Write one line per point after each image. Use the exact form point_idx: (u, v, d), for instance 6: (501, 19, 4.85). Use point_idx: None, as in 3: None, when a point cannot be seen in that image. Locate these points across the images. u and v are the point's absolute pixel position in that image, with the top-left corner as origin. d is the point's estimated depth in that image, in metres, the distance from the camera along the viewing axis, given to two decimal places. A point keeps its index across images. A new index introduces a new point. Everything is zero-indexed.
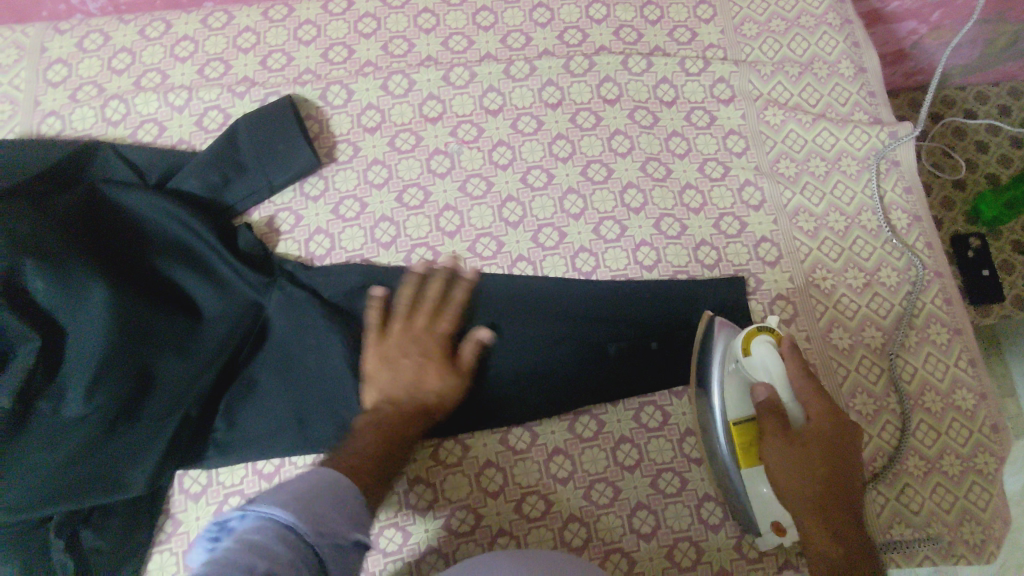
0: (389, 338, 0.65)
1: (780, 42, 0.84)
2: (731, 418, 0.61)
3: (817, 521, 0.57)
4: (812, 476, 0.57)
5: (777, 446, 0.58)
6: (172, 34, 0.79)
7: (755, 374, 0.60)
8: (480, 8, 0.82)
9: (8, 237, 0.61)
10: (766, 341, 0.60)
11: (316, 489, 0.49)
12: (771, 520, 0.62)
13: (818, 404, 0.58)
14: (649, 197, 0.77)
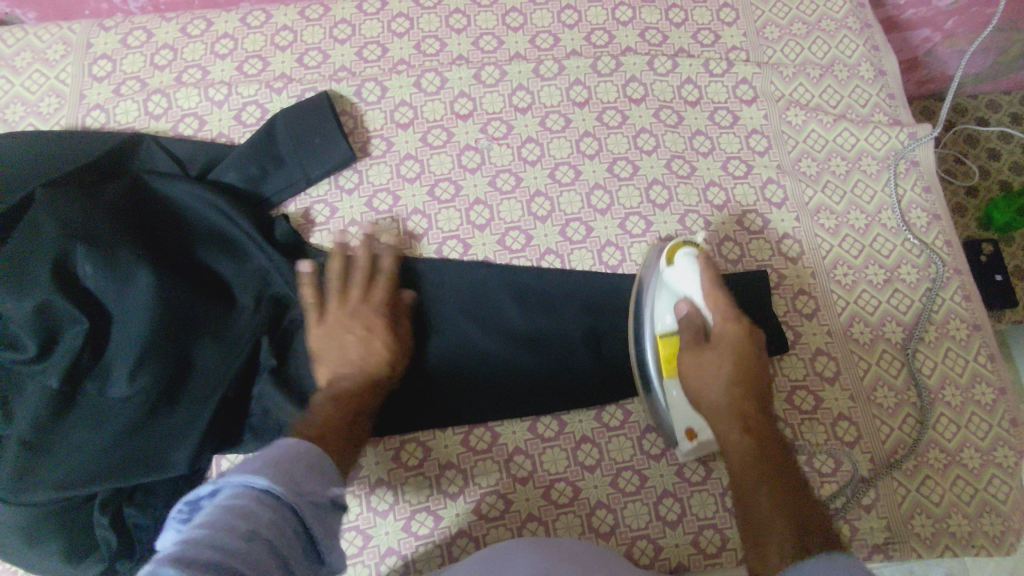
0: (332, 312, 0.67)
1: (802, 45, 0.86)
2: (658, 331, 0.66)
3: (732, 416, 0.60)
4: (720, 379, 0.62)
5: (693, 356, 0.63)
6: (213, 33, 0.81)
7: (677, 285, 0.66)
8: (509, 10, 0.85)
9: (60, 222, 0.64)
10: (690, 254, 0.66)
11: (289, 456, 0.47)
12: (686, 424, 0.66)
13: (728, 316, 0.64)
14: (674, 194, 0.79)
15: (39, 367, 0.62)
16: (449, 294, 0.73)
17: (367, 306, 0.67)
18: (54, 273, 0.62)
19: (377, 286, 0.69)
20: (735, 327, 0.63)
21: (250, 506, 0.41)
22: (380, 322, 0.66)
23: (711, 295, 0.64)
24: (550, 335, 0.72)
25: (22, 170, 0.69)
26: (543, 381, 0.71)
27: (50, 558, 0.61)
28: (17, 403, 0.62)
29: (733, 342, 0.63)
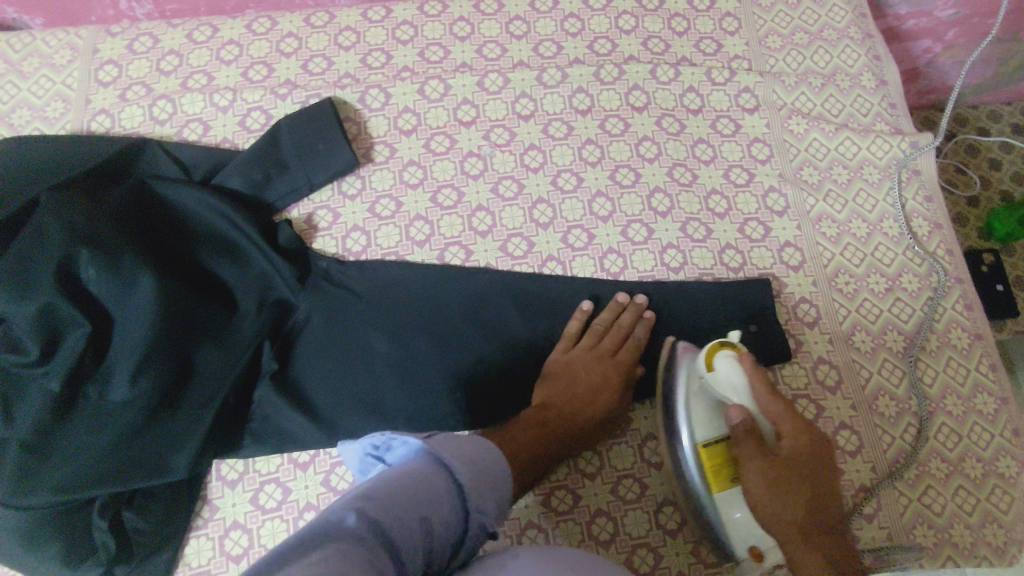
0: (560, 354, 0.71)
1: (804, 55, 0.86)
2: (699, 441, 0.60)
3: (797, 539, 0.55)
4: (784, 506, 0.56)
5: (753, 472, 0.57)
6: (218, 39, 0.82)
7: (720, 390, 0.61)
8: (513, 18, 0.85)
9: (64, 226, 0.64)
10: (730, 357, 0.61)
11: (486, 457, 0.52)
12: (748, 545, 0.59)
13: (784, 421, 0.57)
14: (676, 201, 0.79)
15: (39, 370, 0.62)
16: (450, 300, 0.73)
17: (608, 363, 0.70)
18: (57, 276, 0.62)
19: (609, 339, 0.71)
20: (798, 436, 0.57)
21: (430, 486, 0.47)
22: (619, 380, 0.69)
23: (762, 399, 0.58)
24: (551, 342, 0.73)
25: (26, 173, 0.69)
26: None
27: (46, 564, 0.60)
28: (16, 406, 0.62)
29: (797, 453, 0.57)
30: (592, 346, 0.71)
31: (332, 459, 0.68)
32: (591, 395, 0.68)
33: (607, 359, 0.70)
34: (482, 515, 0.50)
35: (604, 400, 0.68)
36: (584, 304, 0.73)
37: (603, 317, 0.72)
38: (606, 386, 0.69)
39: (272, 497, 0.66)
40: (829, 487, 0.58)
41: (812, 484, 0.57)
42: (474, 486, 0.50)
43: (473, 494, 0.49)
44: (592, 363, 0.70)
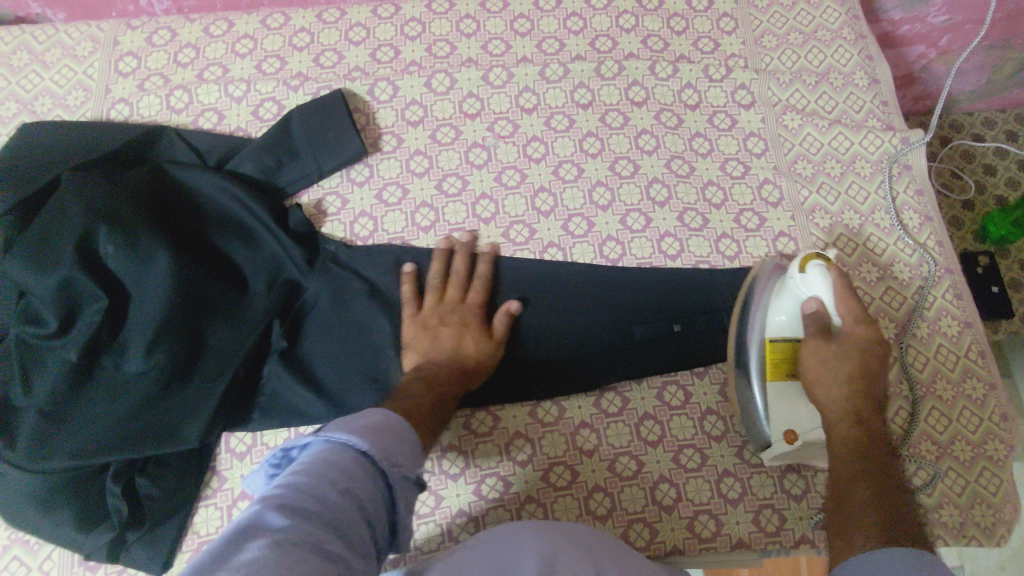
0: (425, 309, 0.70)
1: (798, 53, 0.89)
2: (768, 334, 0.69)
3: (846, 418, 0.63)
4: (833, 382, 0.64)
5: (817, 352, 0.66)
6: (234, 33, 0.85)
7: (802, 291, 0.68)
8: (517, 16, 0.88)
9: (85, 204, 0.66)
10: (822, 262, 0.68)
11: (385, 426, 0.49)
12: (784, 429, 0.68)
13: (856, 316, 0.66)
14: (673, 192, 0.82)
15: (58, 342, 0.65)
16: None
17: (460, 304, 0.71)
18: (78, 251, 0.65)
19: (453, 286, 0.72)
20: (863, 333, 0.66)
21: (340, 462, 0.44)
22: (478, 318, 0.70)
23: (844, 297, 0.66)
24: (552, 321, 0.74)
25: (47, 155, 0.71)
26: (544, 365, 0.73)
27: (62, 528, 0.62)
28: (34, 378, 0.64)
29: (859, 343, 0.66)
30: (439, 295, 0.72)
31: None
32: (459, 337, 0.68)
33: (457, 302, 0.71)
34: (403, 468, 0.47)
35: (474, 338, 0.68)
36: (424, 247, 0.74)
37: (437, 267, 0.73)
38: (468, 324, 0.69)
39: None
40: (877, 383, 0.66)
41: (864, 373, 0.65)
42: (382, 446, 0.46)
43: (386, 453, 0.47)
44: (447, 311, 0.70)
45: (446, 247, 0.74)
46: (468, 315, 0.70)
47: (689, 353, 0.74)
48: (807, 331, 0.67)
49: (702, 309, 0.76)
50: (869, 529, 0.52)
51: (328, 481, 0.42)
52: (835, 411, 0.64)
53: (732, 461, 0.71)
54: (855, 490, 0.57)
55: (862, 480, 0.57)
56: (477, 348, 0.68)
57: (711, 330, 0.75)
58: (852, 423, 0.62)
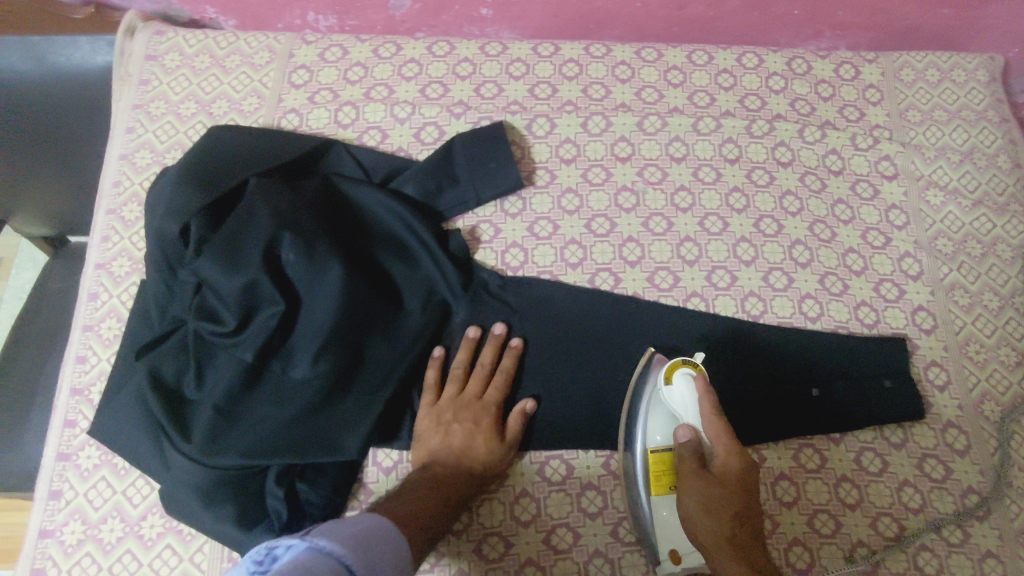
0: (444, 399, 0.72)
1: (943, 131, 0.91)
2: (650, 446, 0.72)
3: (730, 551, 0.62)
4: (720, 509, 0.64)
5: (695, 482, 0.66)
6: (401, 56, 0.88)
7: (675, 404, 0.72)
8: (671, 67, 0.91)
9: (272, 211, 0.69)
10: (687, 373, 0.71)
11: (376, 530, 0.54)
12: (669, 546, 0.68)
13: (727, 442, 0.66)
14: (815, 255, 0.83)
15: (233, 341, 0.67)
16: (599, 322, 0.77)
17: (478, 402, 0.72)
18: (263, 256, 0.67)
19: (473, 382, 0.73)
20: (734, 457, 0.66)
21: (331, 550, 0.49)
22: (492, 418, 0.71)
23: (710, 417, 0.68)
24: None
25: (229, 156, 0.74)
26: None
27: (223, 524, 0.64)
28: (209, 372, 0.67)
29: (731, 472, 0.65)
30: (459, 389, 0.73)
31: None
32: (470, 435, 0.69)
33: (474, 398, 0.72)
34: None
35: (485, 437, 0.70)
36: (495, 329, 0.75)
37: (460, 358, 0.74)
38: (484, 423, 0.70)
39: None
40: (753, 505, 0.65)
41: (743, 500, 0.64)
42: (383, 565, 0.49)
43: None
44: (461, 409, 0.71)
45: (475, 335, 0.74)
46: (483, 413, 0.71)
47: (827, 419, 0.75)
48: (684, 461, 0.68)
49: (842, 377, 0.77)
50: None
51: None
52: (716, 536, 0.63)
53: (866, 532, 0.72)
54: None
55: None
56: (487, 449, 0.69)
57: (850, 400, 0.76)
58: (730, 550, 0.62)
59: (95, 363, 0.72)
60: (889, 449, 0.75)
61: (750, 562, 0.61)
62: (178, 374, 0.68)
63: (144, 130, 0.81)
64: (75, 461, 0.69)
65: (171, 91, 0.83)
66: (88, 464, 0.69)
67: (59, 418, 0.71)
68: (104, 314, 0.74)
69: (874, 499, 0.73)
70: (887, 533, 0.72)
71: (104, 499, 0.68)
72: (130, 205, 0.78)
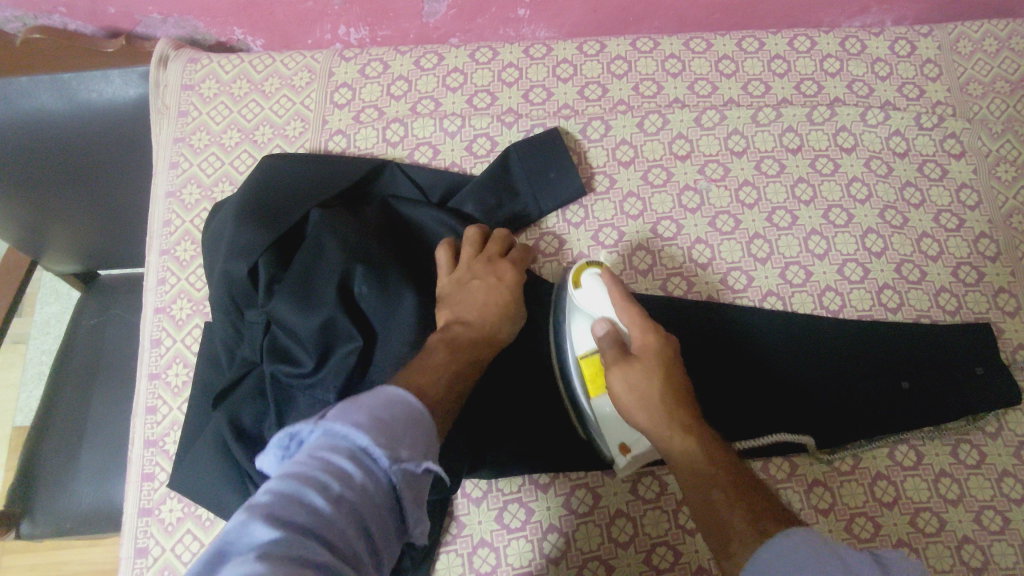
0: (460, 268, 0.68)
1: (1006, 103, 0.88)
2: (580, 353, 0.68)
3: (672, 427, 0.59)
4: (651, 388, 0.61)
5: (616, 368, 0.63)
6: (444, 66, 0.85)
7: (590, 306, 0.68)
8: (721, 57, 0.88)
9: (342, 245, 0.68)
10: (595, 275, 0.69)
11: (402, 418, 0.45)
12: (619, 441, 0.67)
13: (641, 325, 0.63)
14: (889, 243, 0.81)
15: (311, 381, 0.65)
16: (672, 324, 0.75)
17: (491, 267, 0.68)
18: (337, 292, 0.66)
19: (485, 253, 0.69)
20: (651, 334, 0.63)
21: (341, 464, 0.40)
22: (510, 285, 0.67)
23: (621, 304, 0.65)
24: (776, 379, 0.73)
25: (285, 189, 0.72)
26: (769, 422, 0.72)
27: None
28: (290, 418, 0.65)
29: (649, 348, 0.62)
30: (476, 253, 0.70)
31: (572, 482, 0.70)
32: (490, 293, 0.66)
33: (496, 255, 0.69)
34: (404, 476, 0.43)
35: (508, 289, 0.67)
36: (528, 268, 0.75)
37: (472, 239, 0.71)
38: (507, 277, 0.68)
39: (517, 517, 0.69)
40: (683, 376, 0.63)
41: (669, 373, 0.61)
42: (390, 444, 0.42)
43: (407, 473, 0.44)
44: (478, 272, 0.67)
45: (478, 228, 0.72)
46: (503, 271, 0.68)
47: (920, 413, 0.72)
48: (604, 352, 0.64)
49: (930, 368, 0.74)
50: (744, 530, 0.51)
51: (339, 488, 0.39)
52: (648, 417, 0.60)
53: (971, 527, 0.69)
54: (708, 491, 0.55)
55: (718, 493, 0.55)
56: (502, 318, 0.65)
57: (942, 392, 0.73)
58: (670, 427, 0.59)
59: (167, 413, 0.72)
60: (984, 439, 0.73)
61: (697, 436, 0.58)
62: (257, 420, 0.66)
63: (189, 163, 0.79)
64: (158, 515, 0.68)
65: (212, 121, 0.81)
66: (172, 518, 0.68)
67: (137, 472, 0.70)
68: (169, 361, 0.73)
69: (976, 492, 0.71)
70: (992, 527, 0.69)
71: (193, 553, 0.66)
72: (183, 244, 0.77)
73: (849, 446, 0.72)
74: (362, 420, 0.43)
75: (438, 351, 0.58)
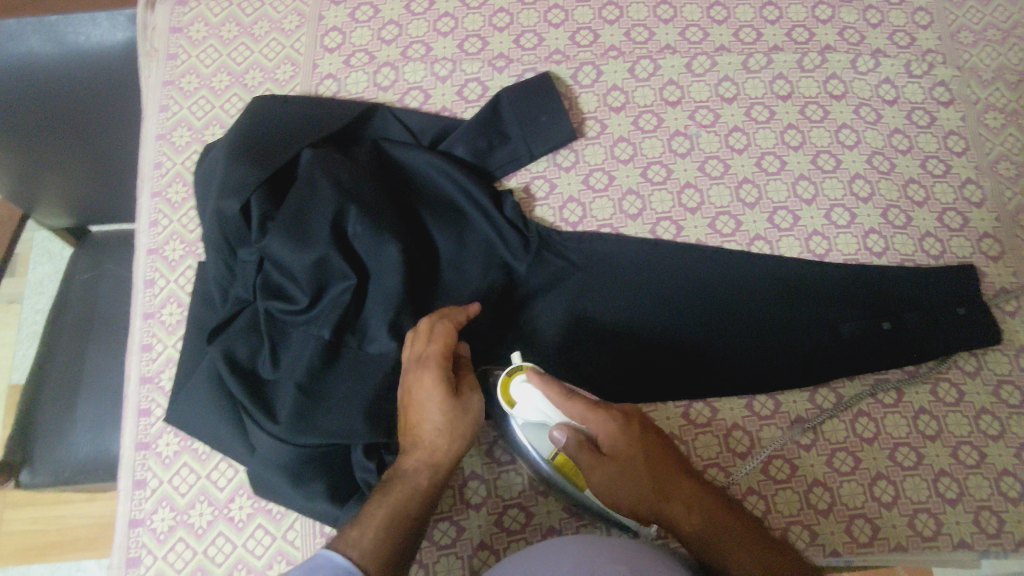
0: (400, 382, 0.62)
1: (997, 51, 0.88)
2: (551, 456, 0.65)
3: (674, 509, 0.58)
4: (632, 477, 0.58)
5: (597, 473, 0.59)
6: (435, 11, 0.84)
7: (534, 415, 0.62)
8: (714, 4, 0.88)
9: (333, 185, 0.68)
10: (523, 378, 0.62)
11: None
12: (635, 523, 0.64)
13: (587, 415, 0.59)
14: (876, 188, 0.81)
15: (306, 318, 0.67)
16: (668, 261, 0.76)
17: (418, 371, 0.60)
18: (332, 232, 0.67)
19: (416, 356, 0.61)
20: (606, 425, 0.58)
21: None
22: (441, 389, 0.59)
23: (563, 402, 0.59)
24: (689, 326, 0.74)
25: (275, 129, 0.72)
26: (689, 363, 0.73)
27: (317, 501, 0.64)
28: (285, 353, 0.66)
29: (615, 441, 0.58)
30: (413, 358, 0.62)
31: None
32: (423, 411, 0.59)
33: (417, 360, 0.61)
34: None
35: (435, 405, 0.58)
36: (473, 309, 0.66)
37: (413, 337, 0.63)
38: (429, 386, 0.59)
39: (507, 451, 0.72)
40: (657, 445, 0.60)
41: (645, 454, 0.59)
42: None
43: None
44: (409, 386, 0.60)
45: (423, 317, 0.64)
46: (429, 381, 0.59)
47: (902, 353, 0.74)
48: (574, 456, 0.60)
49: (915, 309, 0.75)
50: None
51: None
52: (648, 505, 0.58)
53: (949, 462, 0.71)
54: (733, 563, 0.55)
55: (745, 565, 0.54)
56: (443, 434, 0.59)
57: (929, 333, 0.74)
58: (671, 507, 0.58)
59: (162, 350, 0.73)
60: (963, 377, 0.74)
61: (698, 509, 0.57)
62: (251, 354, 0.67)
63: (179, 106, 0.79)
64: (155, 449, 0.70)
65: (202, 64, 0.81)
66: (169, 452, 0.70)
67: (133, 408, 0.72)
68: (163, 301, 0.74)
69: (954, 429, 0.72)
70: (969, 461, 0.71)
71: (189, 485, 0.69)
72: (174, 186, 0.77)
73: (775, 389, 0.73)
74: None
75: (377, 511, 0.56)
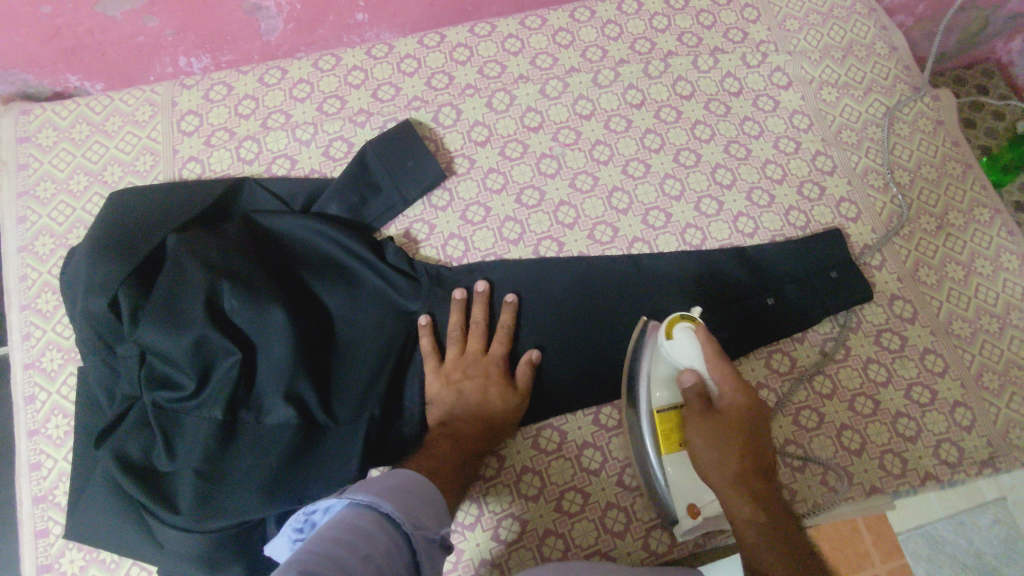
0: (449, 359, 0.71)
1: (821, 32, 0.95)
2: (655, 406, 0.68)
3: (742, 494, 0.59)
4: (729, 443, 0.61)
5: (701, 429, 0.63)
6: (289, 79, 0.86)
7: (678, 358, 0.67)
8: (558, 30, 0.93)
9: (204, 265, 0.67)
10: (688, 329, 0.67)
11: (405, 489, 0.54)
12: (687, 502, 0.66)
13: (729, 382, 0.64)
14: (737, 174, 0.86)
15: (196, 403, 0.65)
16: (557, 276, 0.77)
17: (482, 358, 0.72)
18: (207, 312, 0.65)
19: (473, 338, 0.73)
20: (739, 395, 0.63)
21: (367, 519, 0.49)
22: (501, 370, 0.71)
23: (708, 361, 0.65)
24: (584, 337, 0.74)
25: (138, 221, 0.71)
26: (596, 371, 0.74)
27: None
28: (178, 442, 0.64)
29: (732, 411, 0.62)
30: (461, 350, 0.72)
31: None
32: (483, 387, 0.69)
33: (479, 352, 0.72)
34: (424, 529, 0.52)
35: (497, 390, 0.69)
36: (507, 296, 0.74)
37: (454, 322, 0.73)
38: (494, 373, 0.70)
39: None
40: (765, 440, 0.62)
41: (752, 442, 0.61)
42: (406, 509, 0.52)
43: (409, 516, 0.51)
44: (471, 366, 0.71)
45: (463, 296, 0.74)
46: (490, 366, 0.71)
47: (786, 323, 0.77)
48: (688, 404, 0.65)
49: (792, 279, 0.79)
50: None
51: (345, 546, 0.45)
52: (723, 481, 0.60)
53: (848, 416, 0.75)
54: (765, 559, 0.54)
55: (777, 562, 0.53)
56: (500, 401, 0.69)
57: (805, 300, 0.78)
58: (746, 497, 0.58)
59: (52, 466, 0.70)
60: (847, 334, 0.78)
61: (760, 504, 0.58)
62: (145, 451, 0.64)
63: (37, 216, 0.78)
64: (58, 569, 0.66)
65: (56, 169, 0.80)
66: (74, 569, 0.66)
67: (29, 532, 0.68)
68: (47, 415, 0.71)
69: (847, 383, 0.76)
70: (866, 411, 0.75)
71: None
72: (43, 295, 0.75)
73: None
74: (379, 491, 0.52)
75: (441, 449, 0.65)
